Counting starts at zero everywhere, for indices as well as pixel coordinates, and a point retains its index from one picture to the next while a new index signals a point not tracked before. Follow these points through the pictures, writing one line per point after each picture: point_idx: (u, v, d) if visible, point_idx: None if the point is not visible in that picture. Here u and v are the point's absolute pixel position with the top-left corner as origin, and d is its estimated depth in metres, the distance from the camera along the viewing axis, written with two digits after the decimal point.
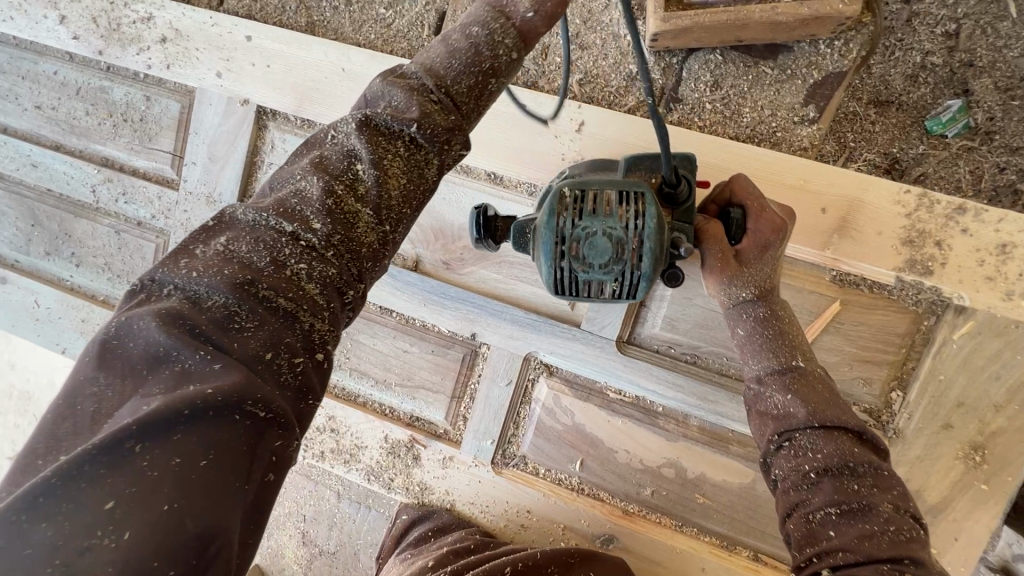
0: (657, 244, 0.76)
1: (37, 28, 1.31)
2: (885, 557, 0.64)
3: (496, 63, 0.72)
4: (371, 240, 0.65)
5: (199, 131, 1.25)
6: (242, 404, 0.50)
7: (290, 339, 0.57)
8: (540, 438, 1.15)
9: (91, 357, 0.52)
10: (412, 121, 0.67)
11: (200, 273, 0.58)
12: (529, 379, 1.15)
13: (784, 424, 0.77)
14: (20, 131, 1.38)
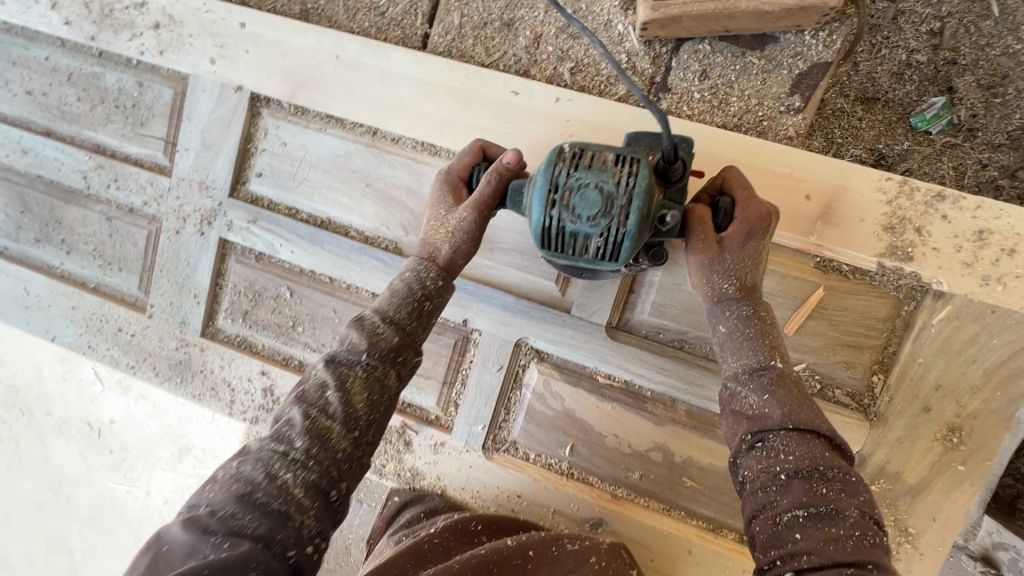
0: (644, 203, 0.78)
1: (30, 13, 1.31)
2: (847, 561, 0.67)
3: (428, 295, 0.91)
4: (345, 446, 0.79)
5: (192, 117, 1.25)
6: (251, 569, 0.65)
7: (284, 534, 0.71)
8: (531, 423, 1.16)
9: (144, 553, 0.68)
10: (371, 349, 0.85)
11: (215, 492, 0.73)
12: (520, 364, 1.17)
13: (758, 424, 0.79)
14: (11, 117, 1.38)
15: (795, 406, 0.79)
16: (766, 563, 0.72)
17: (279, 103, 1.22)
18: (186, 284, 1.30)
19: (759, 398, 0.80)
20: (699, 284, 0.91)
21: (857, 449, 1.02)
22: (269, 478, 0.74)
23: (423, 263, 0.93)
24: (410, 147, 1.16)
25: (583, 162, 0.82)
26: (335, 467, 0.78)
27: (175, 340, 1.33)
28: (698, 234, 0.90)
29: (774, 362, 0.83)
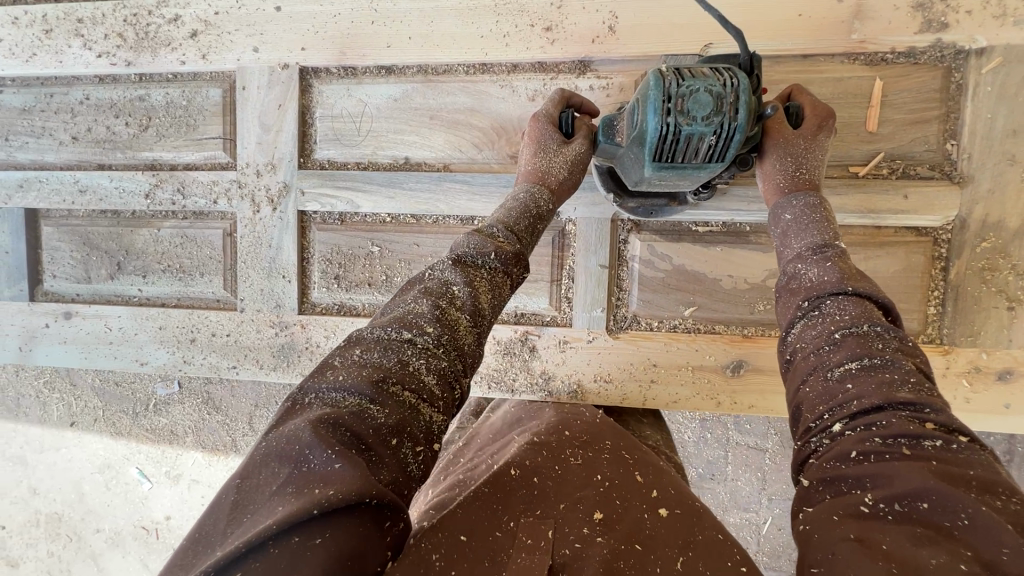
0: (752, 98, 0.87)
1: (64, 57, 1.36)
2: (905, 405, 0.66)
3: (541, 211, 1.01)
4: (471, 342, 0.77)
5: (247, 103, 1.30)
6: (364, 501, 0.55)
7: (415, 426, 0.66)
8: (646, 291, 1.20)
9: (239, 473, 0.59)
10: (498, 253, 0.88)
11: (343, 379, 0.68)
12: (620, 240, 1.20)
13: (814, 291, 0.83)
14: (61, 163, 1.41)
15: (844, 278, 0.83)
16: (815, 419, 0.72)
17: (328, 71, 1.28)
18: (273, 266, 1.32)
19: (815, 274, 0.85)
20: (772, 179, 1.01)
21: (956, 214, 1.08)
22: (400, 365, 0.70)
23: (536, 185, 1.03)
24: (463, 72, 1.24)
25: (688, 73, 0.90)
26: (462, 361, 0.75)
27: (273, 328, 1.33)
28: (774, 127, 1.00)
29: (839, 243, 0.91)
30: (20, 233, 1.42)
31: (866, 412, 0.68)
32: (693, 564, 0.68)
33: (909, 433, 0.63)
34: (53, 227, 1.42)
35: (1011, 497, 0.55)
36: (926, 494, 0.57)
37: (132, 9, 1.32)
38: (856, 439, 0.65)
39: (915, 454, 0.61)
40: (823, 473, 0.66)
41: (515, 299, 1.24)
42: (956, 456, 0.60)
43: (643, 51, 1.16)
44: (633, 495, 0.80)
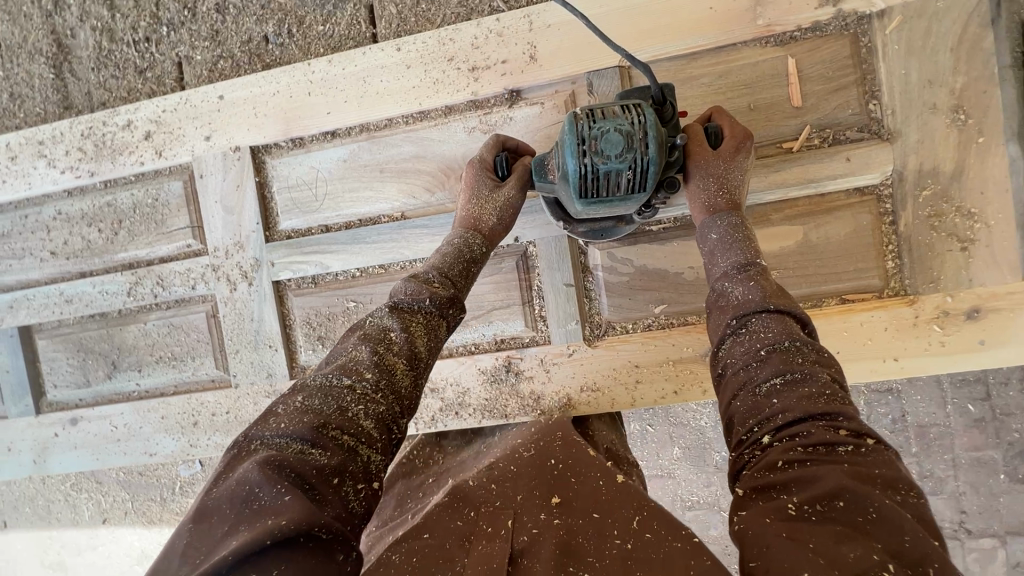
0: (659, 132, 0.95)
1: (32, 179, 1.43)
2: (821, 414, 0.78)
3: (474, 254, 1.10)
4: (408, 384, 0.89)
5: (206, 191, 1.36)
6: (310, 529, 0.67)
7: (355, 466, 0.78)
8: (615, 297, 1.23)
9: (194, 517, 0.71)
10: (432, 297, 0.98)
11: (288, 426, 0.79)
12: (581, 252, 1.24)
13: (743, 310, 0.93)
14: (45, 278, 1.47)
15: (771, 297, 0.93)
16: (747, 430, 0.83)
17: (278, 146, 1.34)
18: (259, 338, 1.36)
19: (741, 294, 0.94)
20: (697, 199, 1.09)
21: (892, 169, 1.12)
22: (339, 412, 0.81)
23: (470, 233, 1.12)
24: (404, 123, 1.30)
25: (599, 114, 0.97)
26: (399, 401, 0.86)
27: (269, 397, 1.36)
28: (696, 151, 1.08)
29: (760, 261, 1.00)
30: (17, 351, 1.48)
31: (792, 423, 0.79)
32: (646, 522, 0.83)
33: (825, 441, 0.76)
34: (48, 339, 1.48)
35: (908, 492, 0.70)
36: (842, 493, 0.69)
37: (88, 123, 1.40)
38: (782, 450, 0.77)
39: (831, 458, 0.74)
40: (755, 480, 0.78)
41: (493, 327, 1.28)
42: (866, 458, 0.73)
43: (567, 72, 1.21)
44: (590, 474, 0.96)
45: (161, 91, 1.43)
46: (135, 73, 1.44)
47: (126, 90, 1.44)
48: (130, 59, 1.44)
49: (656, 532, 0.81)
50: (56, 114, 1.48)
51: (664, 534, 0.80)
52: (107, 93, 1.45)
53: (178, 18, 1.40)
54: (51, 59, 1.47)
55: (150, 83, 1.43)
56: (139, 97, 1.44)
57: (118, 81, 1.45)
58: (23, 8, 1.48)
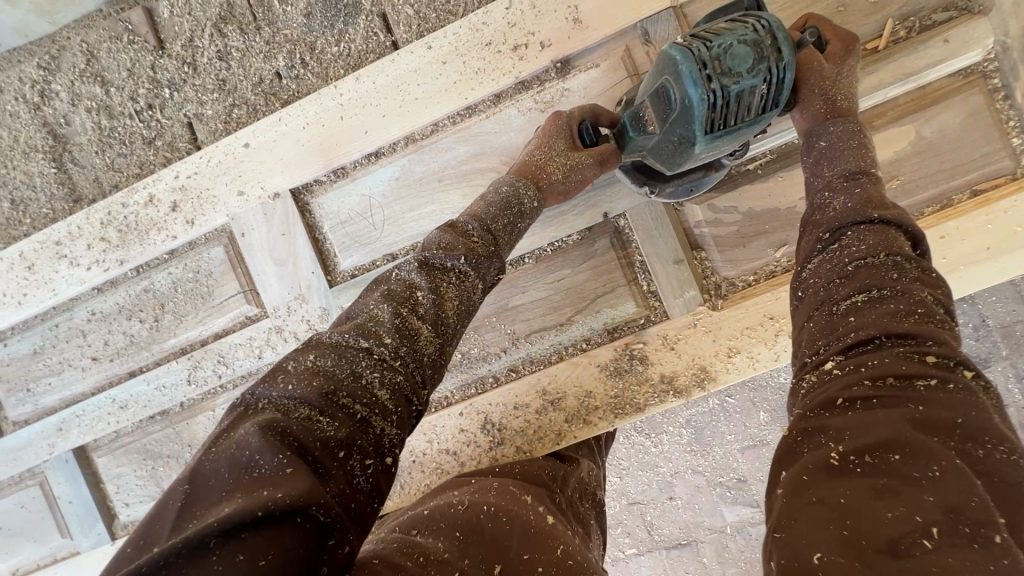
0: (788, 35, 0.86)
1: (57, 283, 1.30)
2: (905, 332, 0.63)
3: (523, 208, 0.97)
4: (432, 351, 0.76)
5: (252, 248, 1.23)
6: (307, 508, 0.55)
7: (364, 439, 0.66)
8: (727, 250, 1.12)
9: (184, 478, 0.57)
10: (469, 255, 0.85)
11: (292, 386, 0.67)
12: (678, 212, 1.14)
13: (834, 224, 0.77)
14: (92, 387, 1.33)
15: (871, 207, 0.77)
16: (813, 353, 0.69)
17: (319, 182, 1.23)
18: None
19: (844, 202, 0.78)
20: (810, 105, 0.93)
21: (994, 40, 1.03)
22: (352, 377, 0.69)
23: (524, 181, 0.99)
24: (451, 124, 1.19)
25: (710, 34, 0.87)
26: (418, 376, 0.74)
27: None
28: (805, 54, 0.95)
29: (872, 170, 0.84)
30: (78, 475, 1.33)
31: (867, 348, 0.64)
32: (568, 551, 0.78)
33: (899, 372, 0.59)
34: (109, 454, 1.33)
35: (997, 445, 0.53)
36: (900, 444, 0.54)
37: (106, 208, 1.28)
38: (843, 384, 0.62)
39: (903, 394, 0.58)
40: (806, 417, 0.63)
41: (601, 316, 1.16)
42: (951, 396, 0.57)
43: (618, 24, 1.11)
44: (522, 509, 0.87)
45: (176, 157, 1.31)
46: (144, 144, 1.32)
47: (137, 165, 1.33)
48: (135, 131, 1.32)
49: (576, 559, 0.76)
50: (65, 209, 1.35)
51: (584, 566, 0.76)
52: (117, 173, 1.33)
53: (180, 76, 1.30)
54: (49, 153, 1.35)
55: (162, 151, 1.32)
56: (153, 169, 1.32)
57: (127, 158, 1.33)
58: (8, 107, 1.36)
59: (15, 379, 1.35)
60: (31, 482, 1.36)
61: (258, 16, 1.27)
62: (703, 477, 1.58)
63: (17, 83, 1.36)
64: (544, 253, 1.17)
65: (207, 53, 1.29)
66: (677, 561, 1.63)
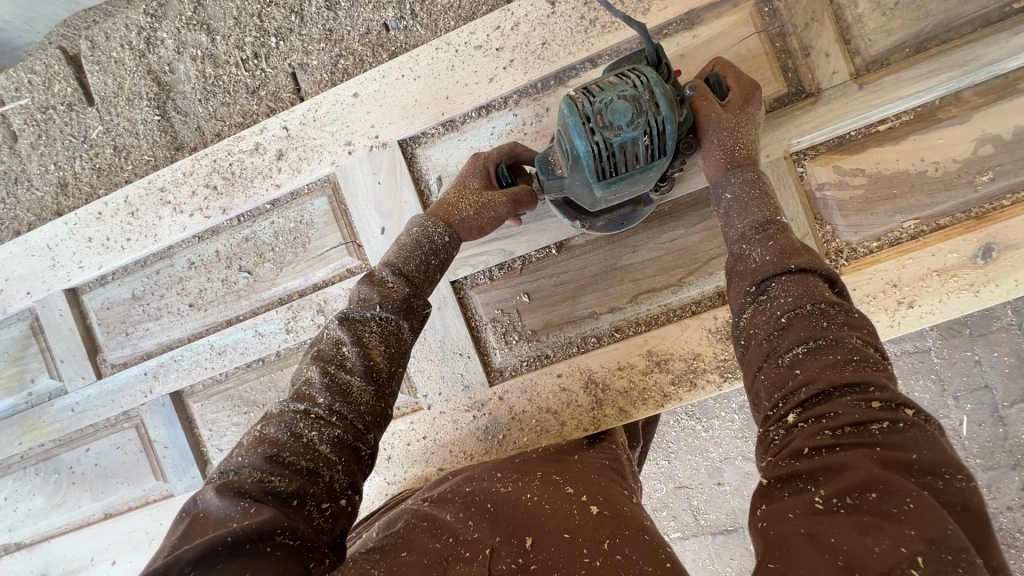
0: (667, 88, 0.87)
1: (158, 231, 1.32)
2: (849, 382, 0.66)
3: (435, 246, 0.98)
4: (367, 399, 0.82)
5: (357, 197, 1.23)
6: (273, 537, 0.63)
7: (316, 488, 0.73)
8: (852, 214, 1.09)
9: (173, 532, 0.67)
10: (386, 302, 0.90)
11: (245, 455, 0.76)
12: (800, 174, 1.11)
13: (761, 275, 0.82)
14: (188, 335, 1.35)
15: (787, 257, 0.82)
16: (772, 407, 0.71)
17: (427, 134, 1.23)
18: (445, 349, 1.22)
19: (763, 254, 0.83)
20: (711, 156, 0.98)
21: None
22: (294, 437, 0.77)
23: (431, 219, 1.00)
24: (566, 78, 1.17)
25: (596, 88, 0.89)
26: (360, 420, 0.81)
27: (470, 412, 1.22)
28: (702, 105, 0.99)
29: (779, 218, 0.89)
30: (173, 421, 1.35)
31: (818, 400, 0.67)
32: (618, 547, 0.77)
33: (853, 420, 0.63)
34: (204, 400, 1.35)
35: (954, 476, 0.56)
36: (874, 483, 0.56)
37: (211, 156, 1.29)
38: (809, 434, 0.65)
39: (862, 441, 0.61)
40: (777, 468, 0.66)
41: (714, 280, 1.14)
42: (904, 436, 0.59)
43: None
44: (567, 504, 0.88)
45: (280, 107, 1.31)
46: (248, 93, 1.32)
47: (240, 115, 1.33)
48: (239, 80, 1.32)
49: (628, 555, 0.75)
50: (166, 156, 1.36)
51: (636, 559, 0.75)
52: (219, 123, 1.34)
53: (287, 26, 1.29)
54: (153, 100, 1.36)
55: (265, 101, 1.32)
56: (256, 119, 1.32)
57: (230, 107, 1.33)
58: (113, 54, 1.37)
59: (114, 323, 1.37)
60: (128, 425, 1.38)
61: None
62: (752, 463, 1.55)
63: (123, 30, 1.37)
64: (658, 212, 1.15)
65: (315, 3, 1.28)
66: (723, 546, 1.60)
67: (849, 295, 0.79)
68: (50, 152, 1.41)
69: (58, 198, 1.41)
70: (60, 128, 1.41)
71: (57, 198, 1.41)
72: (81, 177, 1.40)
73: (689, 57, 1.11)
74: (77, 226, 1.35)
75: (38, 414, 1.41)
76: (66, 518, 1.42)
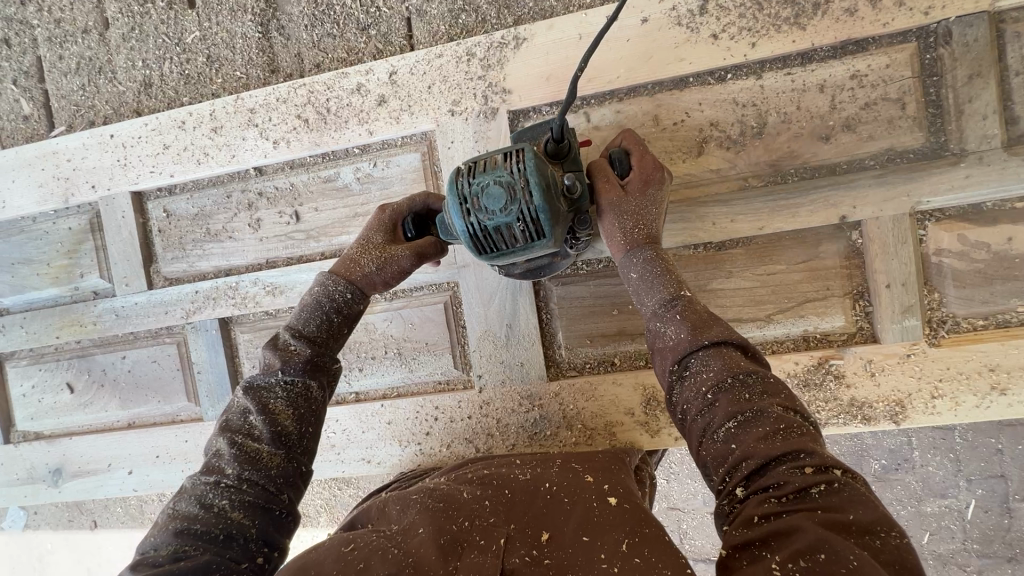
0: (541, 176, 0.84)
1: (238, 152, 1.27)
2: (781, 452, 0.67)
3: (341, 306, 0.94)
4: (276, 462, 0.80)
5: (454, 162, 1.19)
6: None
7: (232, 552, 0.73)
8: (965, 287, 1.04)
9: None
10: (287, 366, 0.86)
11: (156, 534, 0.75)
12: (921, 235, 1.05)
13: (680, 351, 0.81)
14: (246, 264, 1.31)
15: (705, 328, 0.82)
16: (719, 481, 0.70)
17: (539, 112, 1.17)
18: (510, 336, 1.18)
19: (678, 330, 0.83)
20: (610, 235, 0.97)
21: None
22: (205, 509, 0.76)
23: (334, 277, 0.95)
24: (701, 83, 1.10)
25: (478, 165, 0.88)
26: (272, 484, 0.79)
27: (521, 404, 1.19)
28: (602, 186, 0.98)
29: (686, 292, 0.89)
30: (217, 346, 1.32)
31: (758, 472, 0.67)
32: (637, 548, 0.72)
33: (795, 486, 0.63)
34: (251, 333, 1.33)
35: (889, 533, 0.57)
36: (821, 547, 0.56)
37: (309, 87, 1.23)
38: (756, 504, 0.65)
39: (802, 504, 0.62)
40: (731, 541, 0.64)
41: (803, 323, 1.11)
42: (841, 496, 0.61)
43: (928, 15, 1.00)
44: (584, 496, 0.85)
45: (388, 51, 1.25)
46: (357, 29, 1.26)
47: (345, 50, 1.27)
48: (350, 13, 1.26)
49: (647, 559, 0.70)
50: (260, 78, 1.31)
51: (656, 563, 0.69)
52: (321, 54, 1.28)
53: None
54: (257, 16, 1.30)
55: (374, 41, 1.25)
56: (360, 58, 1.26)
57: (335, 40, 1.27)
58: None
59: (175, 236, 1.34)
60: (169, 341, 1.36)
61: None
62: None
63: None
64: (761, 243, 1.11)
65: None
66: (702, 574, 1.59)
67: (762, 359, 0.80)
68: (140, 47, 1.35)
69: (139, 97, 1.36)
70: (154, 24, 1.35)
71: (138, 97, 1.36)
72: (167, 80, 1.35)
73: (837, 90, 1.05)
74: (155, 130, 1.30)
75: (81, 310, 1.38)
76: (91, 419, 1.42)
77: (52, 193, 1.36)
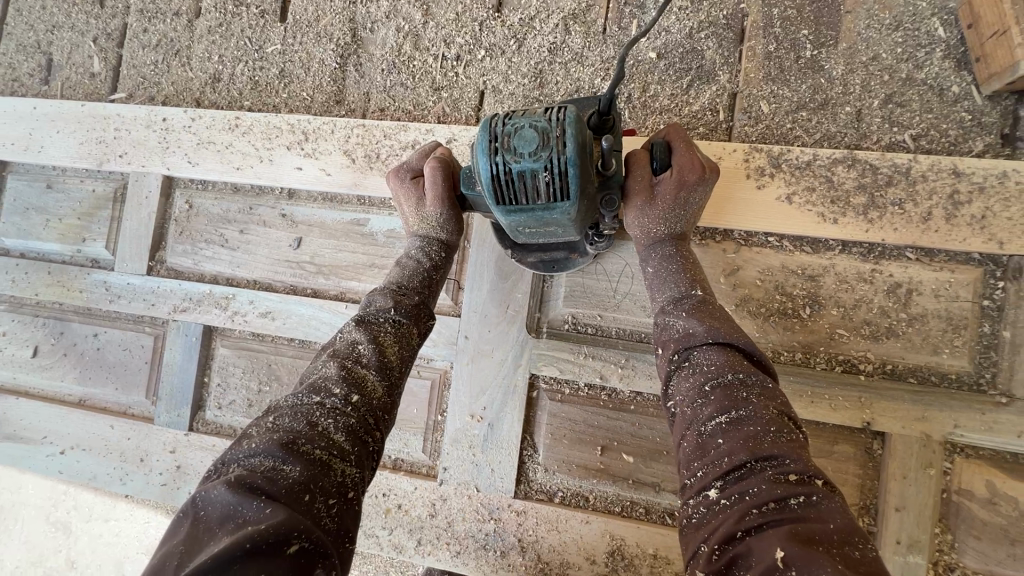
0: (580, 129, 0.73)
1: (278, 170, 1.25)
2: (767, 456, 0.64)
3: (436, 265, 1.00)
4: (381, 396, 0.79)
5: (485, 241, 1.12)
6: (294, 533, 0.56)
7: (327, 481, 0.66)
8: (980, 538, 0.95)
9: (183, 536, 0.58)
10: (398, 307, 0.89)
11: (254, 448, 0.67)
12: (946, 466, 0.97)
13: (685, 343, 0.79)
14: (250, 279, 1.27)
15: (716, 323, 0.80)
16: (693, 476, 0.67)
17: None
18: (488, 436, 1.10)
19: (688, 321, 0.81)
20: (634, 228, 0.96)
21: None
22: (309, 426, 0.70)
23: (428, 241, 1.02)
24: (752, 241, 1.06)
25: (517, 110, 0.78)
26: (370, 416, 0.76)
27: (479, 513, 1.09)
28: (634, 182, 0.93)
29: (700, 290, 0.87)
30: (192, 352, 1.27)
31: (741, 474, 0.63)
32: None
33: (777, 496, 0.59)
34: (230, 350, 1.27)
35: (866, 546, 0.53)
36: (796, 558, 0.51)
37: (366, 128, 1.22)
38: (738, 513, 0.59)
39: (783, 516, 0.57)
40: (708, 547, 0.59)
41: None
42: (818, 510, 0.57)
43: (1002, 245, 0.95)
44: None
45: (453, 115, 1.24)
46: (430, 87, 1.26)
47: (412, 103, 1.26)
48: (429, 71, 1.26)
49: None
50: (324, 105, 1.30)
51: None
52: (389, 100, 1.28)
53: (501, 46, 1.22)
54: (341, 48, 1.31)
55: (443, 103, 1.25)
56: (425, 115, 1.26)
57: (406, 92, 1.27)
58: None
59: (191, 231, 1.31)
60: (148, 331, 1.31)
61: (610, 32, 1.19)
62: None
63: None
64: None
65: (540, 39, 1.21)
66: None
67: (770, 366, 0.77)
68: (221, 43, 1.37)
69: (205, 88, 1.37)
70: (241, 27, 1.36)
71: (203, 88, 1.37)
72: (235, 81, 1.35)
73: (890, 291, 1.00)
74: (207, 124, 1.29)
75: (74, 274, 1.34)
76: (45, 384, 1.36)
77: (90, 153, 1.35)
